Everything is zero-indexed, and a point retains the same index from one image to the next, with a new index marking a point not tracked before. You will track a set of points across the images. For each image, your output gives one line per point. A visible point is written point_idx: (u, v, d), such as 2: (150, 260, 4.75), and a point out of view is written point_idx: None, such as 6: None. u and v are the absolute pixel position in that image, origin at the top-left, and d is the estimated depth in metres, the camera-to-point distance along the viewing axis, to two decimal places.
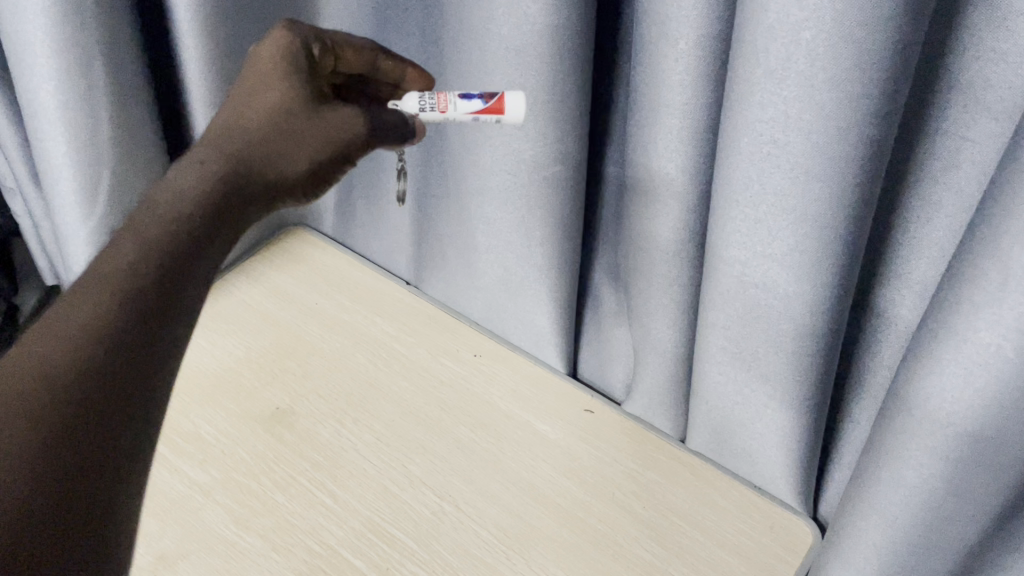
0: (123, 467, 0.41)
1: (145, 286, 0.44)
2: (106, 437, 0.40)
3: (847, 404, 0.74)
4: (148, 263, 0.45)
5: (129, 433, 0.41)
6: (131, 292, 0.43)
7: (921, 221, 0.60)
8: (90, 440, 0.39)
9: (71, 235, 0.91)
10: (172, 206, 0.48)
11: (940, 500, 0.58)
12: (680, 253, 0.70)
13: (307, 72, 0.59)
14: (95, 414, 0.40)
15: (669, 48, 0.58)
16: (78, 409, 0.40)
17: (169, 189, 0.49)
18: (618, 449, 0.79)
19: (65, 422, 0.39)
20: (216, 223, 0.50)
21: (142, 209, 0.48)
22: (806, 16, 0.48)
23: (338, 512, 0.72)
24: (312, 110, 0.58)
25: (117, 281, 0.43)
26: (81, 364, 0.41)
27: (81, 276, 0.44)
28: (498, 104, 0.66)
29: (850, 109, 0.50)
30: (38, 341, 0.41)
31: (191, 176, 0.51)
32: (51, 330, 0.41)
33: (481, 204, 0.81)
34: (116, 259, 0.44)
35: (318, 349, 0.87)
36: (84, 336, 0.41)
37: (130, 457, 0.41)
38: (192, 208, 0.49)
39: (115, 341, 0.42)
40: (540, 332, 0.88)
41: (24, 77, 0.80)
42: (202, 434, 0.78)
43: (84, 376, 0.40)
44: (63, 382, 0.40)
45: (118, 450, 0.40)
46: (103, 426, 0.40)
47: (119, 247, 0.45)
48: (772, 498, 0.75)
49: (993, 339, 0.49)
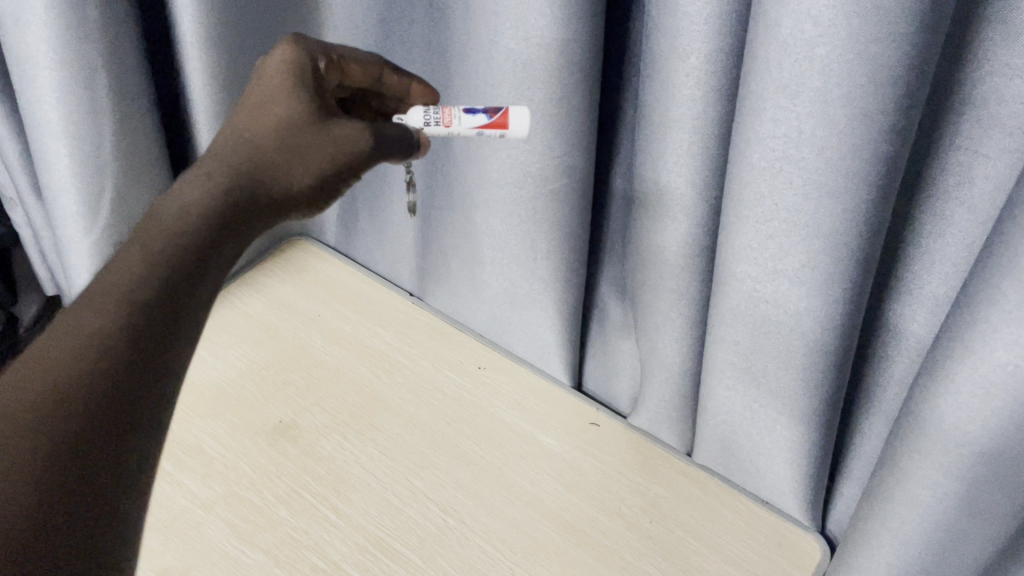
0: (130, 482, 0.40)
1: (150, 298, 0.43)
2: (109, 453, 0.39)
3: (857, 419, 0.73)
4: (152, 274, 0.44)
5: (133, 448, 0.40)
6: (136, 303, 0.43)
7: (933, 237, 0.59)
8: (94, 454, 0.39)
9: (73, 247, 0.90)
10: (178, 218, 0.48)
11: (954, 519, 0.58)
12: (689, 268, 0.69)
13: (312, 85, 0.58)
14: (101, 429, 0.39)
15: (679, 63, 0.58)
16: (81, 424, 0.39)
17: (176, 201, 0.49)
18: (624, 463, 0.78)
19: (68, 436, 0.38)
20: (221, 234, 0.49)
21: (148, 220, 0.48)
22: (820, 32, 0.47)
23: (342, 527, 0.71)
24: (316, 124, 0.57)
25: (123, 293, 0.43)
26: (84, 377, 0.40)
27: (86, 289, 0.43)
28: (502, 119, 0.65)
29: (865, 126, 0.50)
30: (42, 355, 0.40)
31: (198, 188, 0.50)
32: (55, 342, 0.41)
33: (487, 217, 0.80)
34: (123, 270, 0.44)
35: (320, 361, 0.87)
36: (87, 348, 0.40)
37: (134, 473, 0.40)
38: (201, 221, 0.48)
39: (121, 353, 0.41)
40: (545, 345, 0.88)
41: (26, 89, 0.80)
42: (204, 447, 0.77)
43: (88, 390, 0.40)
44: (67, 395, 0.39)
45: (121, 464, 0.40)
46: (106, 442, 0.39)
47: (126, 259, 0.45)
48: (782, 514, 0.75)
49: (1010, 359, 0.49)
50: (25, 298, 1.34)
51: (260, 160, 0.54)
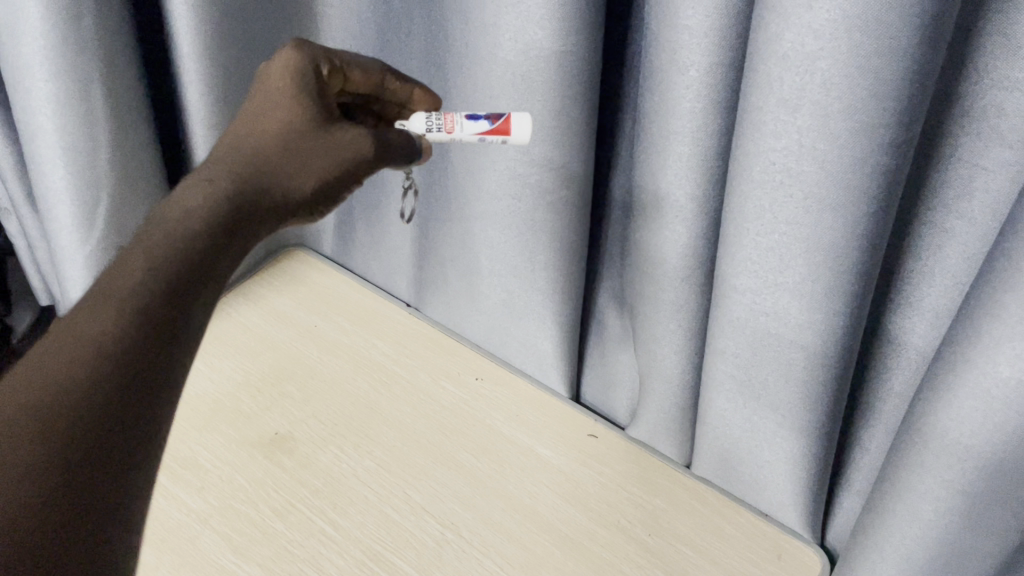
0: (130, 492, 0.39)
1: (151, 303, 0.43)
2: (110, 463, 0.39)
3: (857, 431, 0.73)
4: (155, 279, 0.43)
5: (133, 458, 0.40)
6: (138, 309, 0.42)
7: (933, 249, 0.59)
8: (96, 462, 0.38)
9: (68, 258, 0.90)
10: (178, 224, 0.47)
11: (955, 534, 0.57)
12: (688, 279, 0.69)
13: (314, 89, 0.58)
14: (103, 437, 0.39)
15: (680, 75, 0.58)
16: (83, 432, 0.38)
17: (178, 207, 0.48)
18: (623, 475, 0.78)
19: (69, 439, 0.38)
20: (223, 241, 0.48)
21: (150, 227, 0.47)
22: (821, 45, 0.47)
23: (339, 540, 0.71)
24: (320, 128, 0.56)
25: (126, 299, 0.42)
26: (86, 384, 0.39)
27: (88, 296, 0.43)
28: (504, 125, 0.65)
29: (867, 139, 0.49)
30: (42, 361, 0.40)
31: (200, 195, 0.50)
32: (58, 347, 0.40)
33: (485, 228, 0.80)
34: (124, 275, 0.43)
35: (317, 372, 0.86)
36: (88, 353, 0.40)
37: (133, 477, 0.40)
38: (202, 228, 0.48)
39: (123, 360, 0.40)
40: (543, 356, 0.87)
41: (22, 99, 0.80)
42: (199, 460, 0.77)
43: (90, 395, 0.39)
44: (69, 401, 0.38)
45: (120, 468, 0.39)
46: (107, 450, 0.39)
47: (129, 263, 0.44)
48: (780, 526, 0.74)
49: (1013, 373, 0.49)
50: (18, 310, 1.32)
51: (262, 167, 0.54)
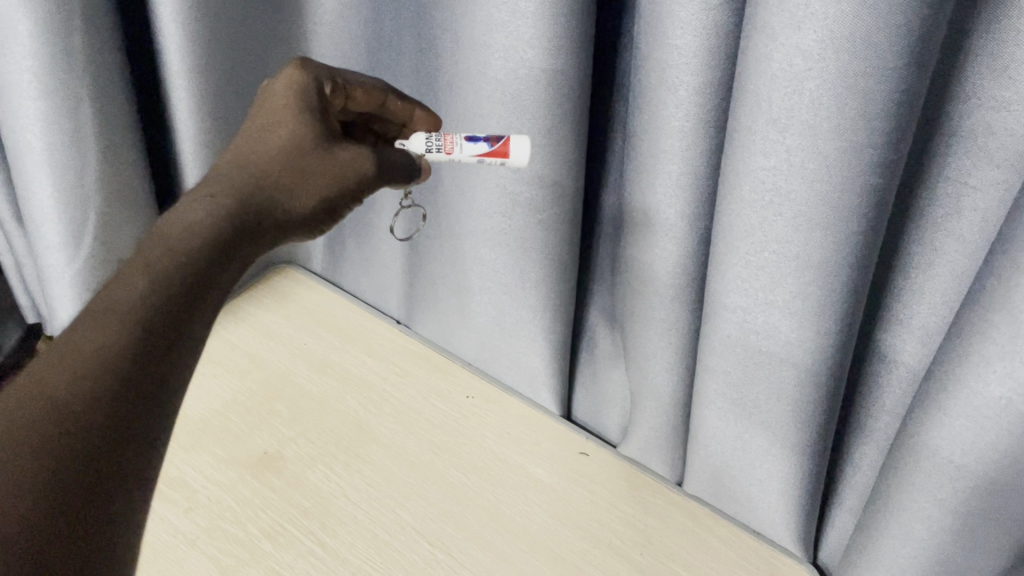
0: (130, 501, 0.39)
1: (152, 319, 0.42)
2: (109, 472, 0.38)
3: (848, 448, 0.73)
4: (157, 294, 0.43)
5: (134, 471, 0.39)
6: (140, 322, 0.42)
7: (923, 266, 0.59)
8: (95, 470, 0.38)
9: (55, 277, 0.89)
10: (182, 238, 0.46)
11: (948, 552, 0.57)
12: (678, 296, 0.68)
13: (319, 105, 0.58)
14: (102, 451, 0.38)
15: (669, 95, 0.58)
16: (86, 444, 0.38)
17: (179, 222, 0.47)
18: (615, 494, 0.77)
19: (69, 450, 0.37)
20: (225, 255, 0.48)
21: (149, 241, 0.46)
22: (809, 66, 0.47)
23: (328, 561, 0.70)
24: (322, 146, 0.56)
25: (126, 313, 0.42)
26: (87, 398, 0.39)
27: (91, 307, 0.42)
28: (503, 147, 0.64)
29: (855, 159, 0.50)
30: (45, 373, 0.39)
31: (201, 210, 0.49)
32: (56, 362, 0.39)
33: (476, 245, 0.80)
34: (125, 290, 0.43)
35: (306, 391, 0.86)
36: (91, 366, 0.40)
37: (130, 488, 0.39)
38: (200, 242, 0.47)
39: (122, 375, 0.40)
40: (534, 374, 0.86)
41: (10, 116, 0.79)
42: (187, 480, 0.76)
43: (92, 410, 0.39)
44: (67, 413, 0.38)
45: (119, 477, 0.39)
46: (108, 464, 0.38)
47: (127, 278, 0.43)
48: (771, 543, 0.74)
49: (1004, 393, 0.49)
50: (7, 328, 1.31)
51: (262, 182, 0.53)
